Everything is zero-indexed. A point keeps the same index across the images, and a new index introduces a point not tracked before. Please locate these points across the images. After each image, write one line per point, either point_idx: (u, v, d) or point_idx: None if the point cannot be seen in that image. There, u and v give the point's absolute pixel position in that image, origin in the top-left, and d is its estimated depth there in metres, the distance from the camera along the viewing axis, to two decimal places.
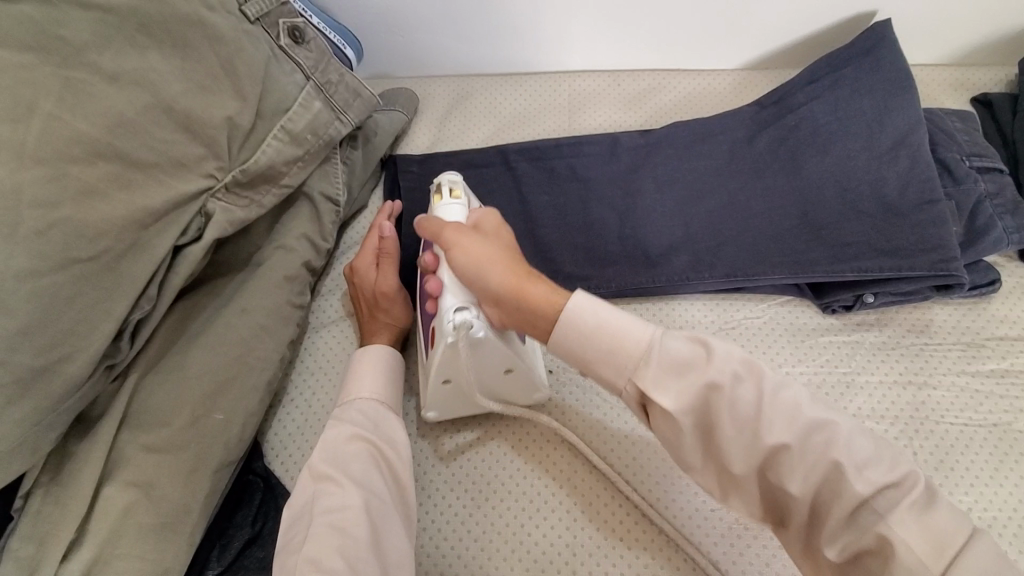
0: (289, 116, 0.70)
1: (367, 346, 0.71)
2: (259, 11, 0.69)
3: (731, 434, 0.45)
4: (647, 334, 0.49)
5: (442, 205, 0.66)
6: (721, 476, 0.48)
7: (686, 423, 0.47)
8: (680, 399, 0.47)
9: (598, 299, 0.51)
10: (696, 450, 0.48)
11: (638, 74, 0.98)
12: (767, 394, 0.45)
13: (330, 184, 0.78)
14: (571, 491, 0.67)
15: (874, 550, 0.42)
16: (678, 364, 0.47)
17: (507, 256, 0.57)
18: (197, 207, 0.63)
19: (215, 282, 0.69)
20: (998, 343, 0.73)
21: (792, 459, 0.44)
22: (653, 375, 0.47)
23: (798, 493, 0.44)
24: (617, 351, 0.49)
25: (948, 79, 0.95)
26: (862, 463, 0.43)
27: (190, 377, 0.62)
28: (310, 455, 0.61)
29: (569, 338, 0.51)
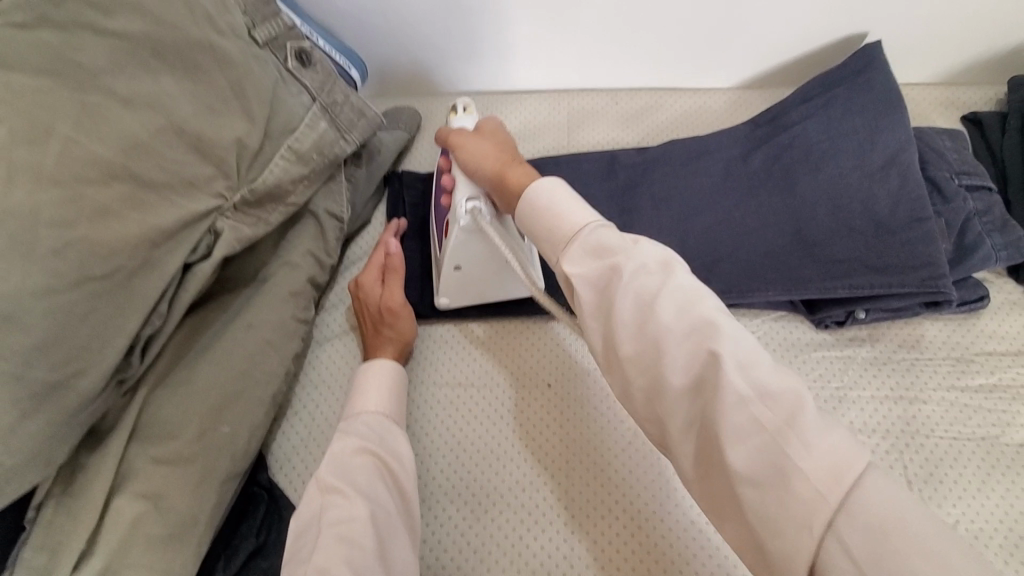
0: (295, 136, 0.73)
1: (375, 360, 0.72)
2: (267, 36, 0.72)
3: (627, 315, 0.49)
4: (582, 221, 0.56)
5: (459, 118, 0.79)
6: (613, 361, 0.51)
7: (587, 298, 0.52)
8: (585, 273, 0.53)
9: (565, 189, 0.59)
10: (601, 332, 0.52)
11: (635, 92, 1.00)
12: (671, 284, 0.48)
13: (335, 201, 0.80)
14: (569, 503, 0.68)
15: (760, 465, 0.42)
16: (600, 248, 0.53)
17: (500, 148, 0.70)
18: (207, 225, 0.65)
19: (223, 296, 0.71)
20: (987, 358, 0.75)
21: (684, 346, 0.47)
22: (574, 254, 0.54)
23: (680, 384, 0.46)
24: (558, 227, 0.57)
25: (938, 98, 0.97)
26: (744, 363, 0.44)
27: (198, 390, 0.63)
28: (317, 468, 0.63)
29: (532, 210, 0.59)
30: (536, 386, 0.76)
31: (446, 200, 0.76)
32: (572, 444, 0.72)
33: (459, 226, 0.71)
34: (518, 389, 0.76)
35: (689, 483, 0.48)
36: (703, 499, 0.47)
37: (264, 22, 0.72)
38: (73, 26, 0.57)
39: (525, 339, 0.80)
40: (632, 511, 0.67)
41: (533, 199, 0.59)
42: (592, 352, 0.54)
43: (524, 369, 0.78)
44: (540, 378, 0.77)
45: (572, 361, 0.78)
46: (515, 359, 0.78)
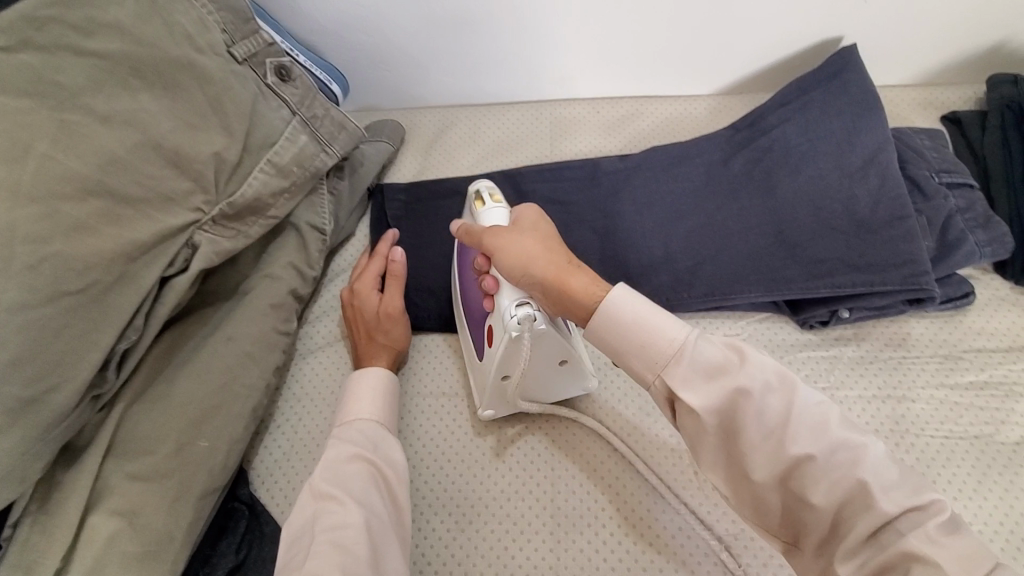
0: (275, 150, 0.73)
1: (365, 369, 0.71)
2: (246, 52, 0.73)
3: (755, 438, 0.46)
4: (683, 336, 0.49)
5: (486, 210, 0.69)
6: (736, 480, 0.49)
7: (711, 425, 0.48)
8: (705, 400, 0.47)
9: (649, 301, 0.52)
10: (721, 450, 0.48)
11: (617, 101, 1.01)
12: (795, 404, 0.46)
13: (317, 214, 0.81)
14: (556, 512, 0.67)
15: (889, 563, 0.41)
16: (712, 370, 0.48)
17: (548, 244, 0.61)
18: (185, 239, 0.65)
19: (203, 311, 0.71)
20: (976, 355, 0.74)
21: (811, 468, 0.44)
22: (686, 375, 0.48)
23: (818, 504, 0.44)
24: (657, 348, 0.50)
25: (916, 99, 0.98)
26: (880, 479, 0.43)
27: (177, 405, 0.63)
28: (310, 476, 0.61)
29: (613, 327, 0.52)
30: None
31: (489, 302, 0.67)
32: (560, 454, 0.71)
33: (507, 336, 0.62)
34: None
35: None
36: None
37: (243, 39, 0.73)
38: (51, 46, 0.58)
39: None
40: (619, 518, 0.66)
41: (611, 312, 0.52)
42: (697, 465, 0.51)
43: None
44: None
45: None
46: None
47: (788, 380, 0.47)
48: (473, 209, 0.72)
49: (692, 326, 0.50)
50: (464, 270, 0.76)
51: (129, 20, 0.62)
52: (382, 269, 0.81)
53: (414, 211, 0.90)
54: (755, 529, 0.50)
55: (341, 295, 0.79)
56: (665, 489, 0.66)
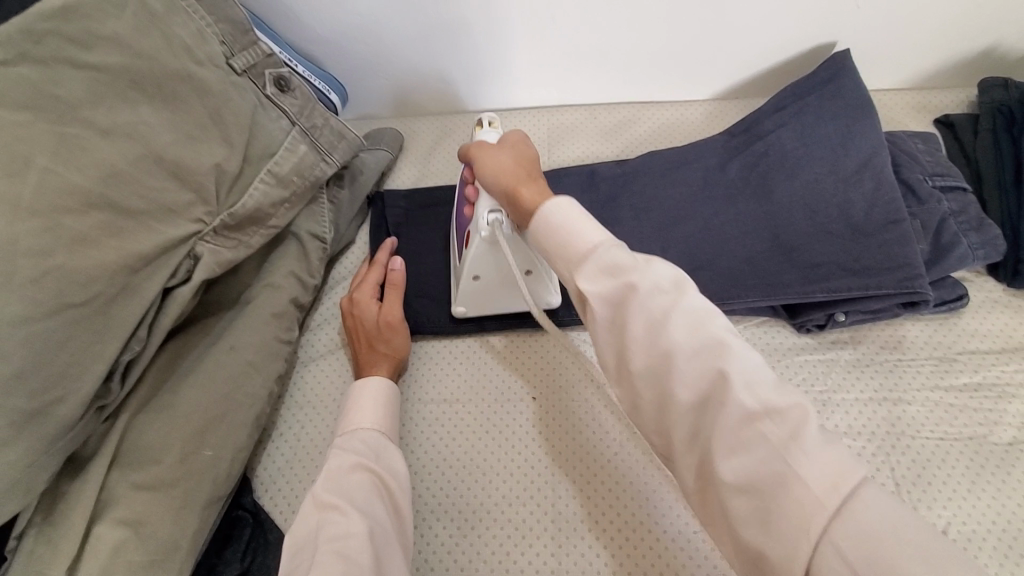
0: (275, 160, 0.74)
1: (368, 380, 0.72)
2: (245, 64, 0.74)
3: (641, 330, 0.46)
4: (594, 240, 0.51)
5: (482, 133, 0.73)
6: (622, 374, 0.49)
7: (602, 315, 0.49)
8: (600, 291, 0.49)
9: (578, 207, 0.54)
10: (612, 342, 0.49)
11: (614, 107, 1.02)
12: (682, 303, 0.46)
13: (317, 223, 0.81)
14: (557, 517, 0.68)
15: (753, 471, 0.40)
16: (613, 267, 0.49)
17: (520, 163, 0.64)
18: (187, 250, 0.65)
19: (205, 320, 0.71)
20: (970, 356, 0.75)
21: (685, 364, 0.44)
22: (591, 271, 0.50)
23: (685, 399, 0.44)
24: (570, 247, 0.52)
25: (910, 103, 0.98)
26: (750, 382, 0.42)
27: (180, 415, 0.63)
28: (313, 485, 0.62)
29: (540, 224, 0.54)
30: (521, 399, 0.76)
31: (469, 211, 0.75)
32: (561, 459, 0.71)
33: (478, 237, 0.71)
34: (504, 403, 0.76)
35: (689, 499, 0.47)
36: (701, 516, 0.46)
37: (242, 51, 0.74)
38: (52, 61, 0.58)
39: (509, 350, 0.80)
40: (620, 522, 0.67)
41: (547, 216, 0.54)
42: (597, 361, 0.52)
43: (509, 382, 0.78)
44: (524, 391, 0.77)
45: (557, 373, 0.78)
46: (500, 372, 0.79)
47: (682, 285, 0.47)
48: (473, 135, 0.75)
49: (609, 234, 0.52)
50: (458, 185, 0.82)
51: (129, 34, 0.63)
52: (381, 278, 0.82)
53: (413, 219, 0.91)
54: (637, 425, 0.51)
55: (341, 304, 0.80)
56: (665, 494, 0.67)
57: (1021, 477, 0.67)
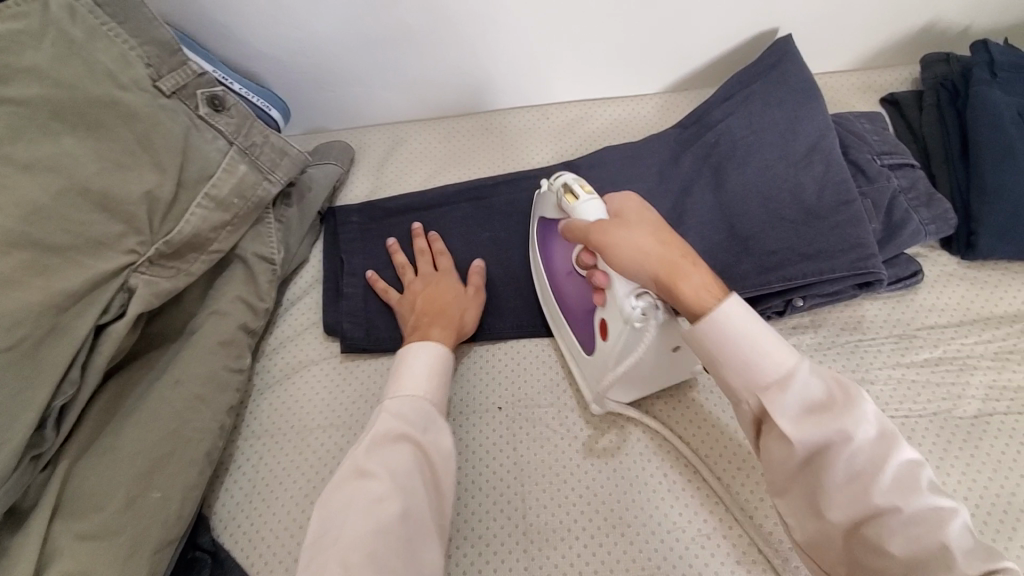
0: (212, 183, 0.71)
1: (444, 342, 0.70)
2: (174, 85, 0.70)
3: (841, 479, 0.50)
4: (787, 365, 0.53)
5: (580, 205, 0.66)
6: (807, 513, 0.53)
7: (801, 455, 0.52)
8: (802, 433, 0.51)
9: (752, 316, 0.55)
10: (789, 467, 0.53)
11: (564, 106, 1.01)
12: (894, 457, 0.49)
13: (264, 245, 0.78)
14: (528, 529, 0.66)
15: (913, 563, 0.47)
16: (812, 403, 0.52)
17: (660, 237, 0.60)
18: (119, 283, 0.62)
19: (148, 356, 0.68)
20: (929, 332, 0.75)
21: (886, 520, 0.48)
22: (785, 404, 0.52)
23: (894, 553, 0.47)
24: (753, 376, 0.54)
25: (855, 84, 1.00)
26: (968, 550, 0.46)
27: (125, 457, 0.60)
28: (355, 445, 0.61)
29: (713, 338, 0.55)
30: (486, 411, 0.74)
31: (598, 297, 0.66)
32: (529, 470, 0.69)
33: (630, 329, 0.61)
34: (467, 415, 0.74)
35: None
36: None
37: (171, 72, 0.70)
38: None
39: (470, 361, 0.78)
40: (592, 529, 0.65)
41: (716, 323, 0.55)
42: (769, 491, 0.55)
43: (472, 394, 0.75)
44: (489, 403, 0.74)
45: (519, 381, 0.76)
46: (463, 385, 0.76)
47: (890, 432, 0.51)
48: (564, 206, 0.68)
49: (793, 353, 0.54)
50: (552, 261, 0.77)
51: (47, 63, 0.61)
52: (447, 266, 0.82)
53: (370, 232, 0.88)
54: (801, 550, 0.54)
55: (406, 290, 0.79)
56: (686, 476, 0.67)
57: (987, 448, 0.67)
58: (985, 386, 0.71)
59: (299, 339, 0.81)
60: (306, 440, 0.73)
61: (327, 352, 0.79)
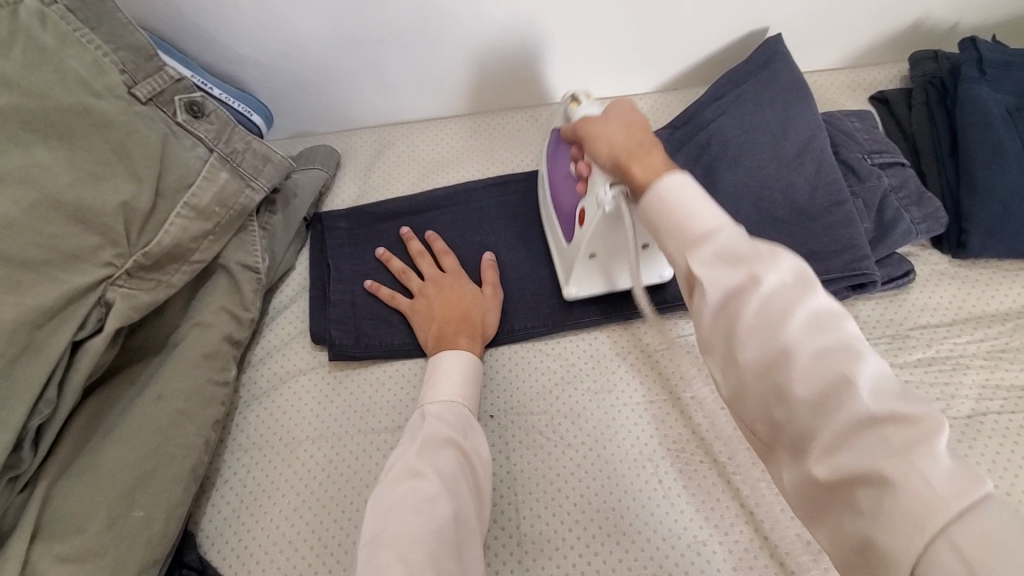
0: (193, 191, 0.69)
1: (470, 352, 0.70)
2: (150, 92, 0.68)
3: (751, 322, 0.43)
4: (711, 224, 0.47)
5: (581, 109, 0.70)
6: (727, 366, 0.46)
7: (711, 309, 0.45)
8: (716, 278, 0.45)
9: (695, 185, 0.49)
10: (716, 328, 0.46)
11: (553, 107, 1.00)
12: (808, 299, 0.42)
13: (248, 253, 0.76)
14: (522, 539, 0.65)
15: (858, 470, 0.37)
16: (731, 254, 0.45)
17: (631, 131, 0.59)
18: (96, 297, 0.60)
19: (129, 370, 0.66)
20: (922, 332, 0.75)
21: (798, 368, 0.41)
22: (705, 254, 0.46)
23: (801, 395, 0.41)
24: (682, 229, 0.48)
25: (845, 82, 0.99)
26: (879, 392, 0.39)
27: (106, 476, 0.59)
28: (404, 447, 0.60)
29: (654, 204, 0.50)
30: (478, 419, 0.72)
31: (581, 187, 0.71)
32: (523, 479, 0.68)
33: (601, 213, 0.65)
34: None
35: (788, 494, 0.44)
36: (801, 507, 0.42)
37: (147, 78, 0.68)
38: None
39: None
40: (587, 538, 0.64)
41: (661, 195, 0.50)
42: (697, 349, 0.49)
43: None
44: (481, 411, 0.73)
45: (512, 388, 0.74)
46: None
47: (808, 278, 0.44)
48: (569, 111, 0.73)
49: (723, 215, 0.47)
50: (553, 161, 0.80)
51: (17, 72, 0.59)
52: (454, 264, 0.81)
53: (357, 238, 0.87)
54: (734, 417, 0.48)
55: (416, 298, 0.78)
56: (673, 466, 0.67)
57: (981, 448, 0.67)
58: (978, 385, 0.71)
59: (286, 349, 0.79)
60: (295, 453, 0.71)
61: (315, 362, 0.78)
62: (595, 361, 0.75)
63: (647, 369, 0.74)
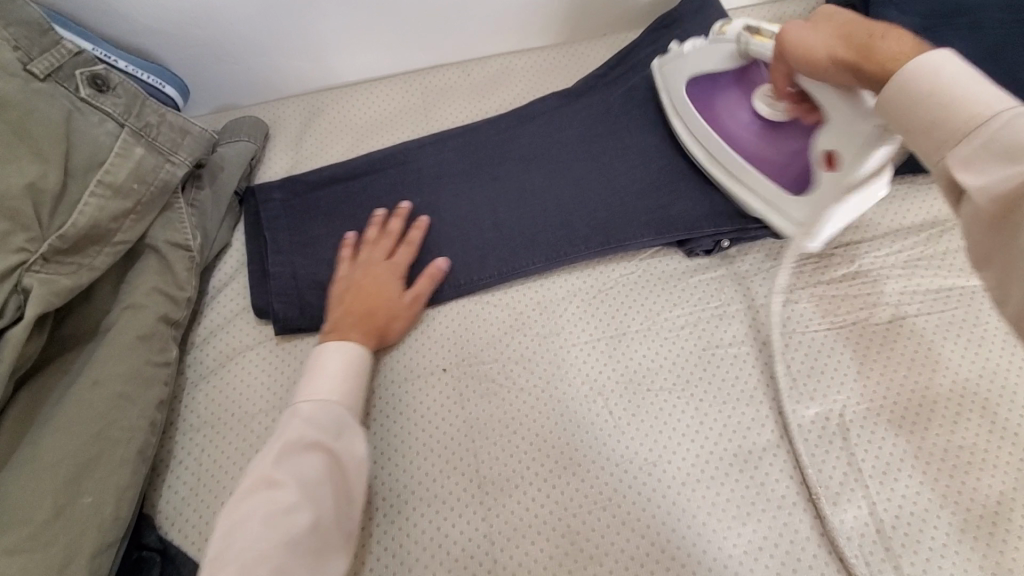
0: (105, 169, 0.66)
1: (356, 349, 0.69)
2: (48, 68, 0.65)
3: (1021, 217, 0.42)
4: (1002, 108, 0.43)
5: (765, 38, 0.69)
6: (1001, 270, 0.45)
7: (986, 210, 0.44)
8: (988, 179, 0.43)
9: (970, 71, 0.46)
10: (989, 229, 0.45)
11: (485, 61, 0.99)
12: None
13: (177, 231, 0.73)
14: (482, 480, 0.67)
15: None
16: (1015, 144, 0.42)
17: (848, 29, 0.57)
18: (11, 284, 0.58)
19: (62, 358, 0.64)
20: (846, 249, 0.77)
21: None
22: (969, 153, 0.44)
23: None
24: (951, 121, 0.45)
25: (766, 17, 1.01)
26: None
27: (48, 466, 0.57)
28: (264, 450, 0.58)
29: (909, 96, 0.48)
30: (432, 374, 0.73)
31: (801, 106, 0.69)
32: (479, 426, 0.70)
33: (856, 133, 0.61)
34: (415, 382, 0.73)
35: None
36: None
37: (43, 53, 0.65)
38: None
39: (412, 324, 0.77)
40: (544, 472, 0.66)
41: (920, 69, 0.47)
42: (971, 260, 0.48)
43: (419, 362, 0.74)
44: (434, 365, 0.74)
45: (463, 341, 0.75)
46: (408, 353, 0.75)
47: None
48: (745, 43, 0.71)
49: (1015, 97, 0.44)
50: (713, 107, 0.79)
51: None
52: (406, 261, 0.77)
53: (293, 209, 0.85)
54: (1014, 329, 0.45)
55: (354, 279, 0.74)
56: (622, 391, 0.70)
57: (902, 348, 0.70)
58: (898, 291, 0.74)
59: (229, 327, 0.77)
60: (249, 427, 0.71)
61: (261, 336, 0.77)
62: (541, 307, 0.77)
63: (592, 310, 0.76)
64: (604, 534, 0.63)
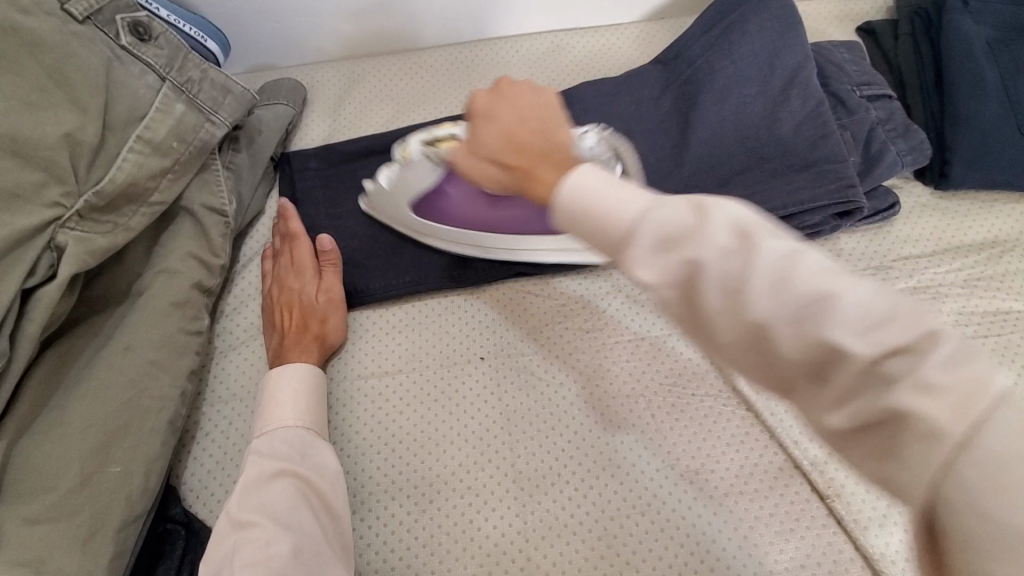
0: (145, 124, 0.62)
1: (301, 368, 0.65)
2: (86, 10, 0.61)
3: (717, 303, 0.35)
4: (635, 209, 0.38)
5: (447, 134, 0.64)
6: (706, 345, 0.38)
7: (668, 297, 0.37)
8: (660, 272, 0.37)
9: (598, 175, 0.41)
10: (680, 311, 0.38)
11: (534, 37, 0.94)
12: (760, 256, 0.33)
13: (213, 194, 0.70)
14: (517, 475, 0.65)
15: (885, 421, 0.30)
16: (671, 233, 0.36)
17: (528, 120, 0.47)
18: (45, 240, 0.55)
19: (91, 320, 0.62)
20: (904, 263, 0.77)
21: (786, 332, 0.33)
22: (638, 253, 0.37)
23: (791, 358, 0.33)
24: (606, 229, 0.39)
25: (831, 12, 0.97)
26: (872, 320, 0.31)
27: (74, 432, 0.55)
28: (230, 499, 0.56)
29: (565, 215, 0.41)
30: (470, 361, 0.71)
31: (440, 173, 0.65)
32: (517, 418, 0.67)
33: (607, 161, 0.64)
34: (454, 369, 0.70)
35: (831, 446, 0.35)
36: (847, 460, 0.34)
37: None
38: None
39: (447, 310, 0.74)
40: (582, 471, 0.64)
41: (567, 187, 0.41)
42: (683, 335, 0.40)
43: (456, 348, 0.72)
44: (471, 352, 0.71)
45: (502, 330, 0.72)
46: (445, 338, 0.72)
47: (747, 228, 0.35)
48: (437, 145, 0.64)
49: (642, 189, 0.39)
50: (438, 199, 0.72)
51: None
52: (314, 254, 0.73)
53: (330, 180, 0.81)
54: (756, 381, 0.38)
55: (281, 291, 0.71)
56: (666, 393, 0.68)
57: None
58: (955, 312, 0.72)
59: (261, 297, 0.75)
60: None
61: None
62: (586, 299, 0.74)
63: (636, 306, 0.74)
64: (643, 541, 0.61)
